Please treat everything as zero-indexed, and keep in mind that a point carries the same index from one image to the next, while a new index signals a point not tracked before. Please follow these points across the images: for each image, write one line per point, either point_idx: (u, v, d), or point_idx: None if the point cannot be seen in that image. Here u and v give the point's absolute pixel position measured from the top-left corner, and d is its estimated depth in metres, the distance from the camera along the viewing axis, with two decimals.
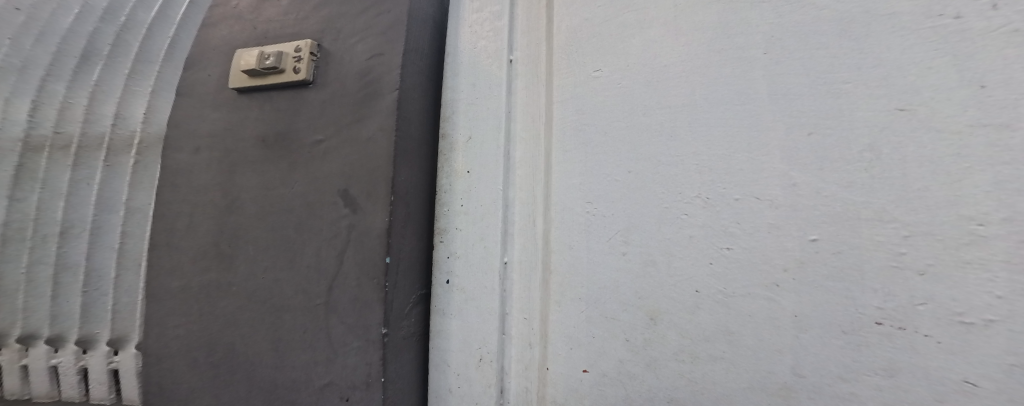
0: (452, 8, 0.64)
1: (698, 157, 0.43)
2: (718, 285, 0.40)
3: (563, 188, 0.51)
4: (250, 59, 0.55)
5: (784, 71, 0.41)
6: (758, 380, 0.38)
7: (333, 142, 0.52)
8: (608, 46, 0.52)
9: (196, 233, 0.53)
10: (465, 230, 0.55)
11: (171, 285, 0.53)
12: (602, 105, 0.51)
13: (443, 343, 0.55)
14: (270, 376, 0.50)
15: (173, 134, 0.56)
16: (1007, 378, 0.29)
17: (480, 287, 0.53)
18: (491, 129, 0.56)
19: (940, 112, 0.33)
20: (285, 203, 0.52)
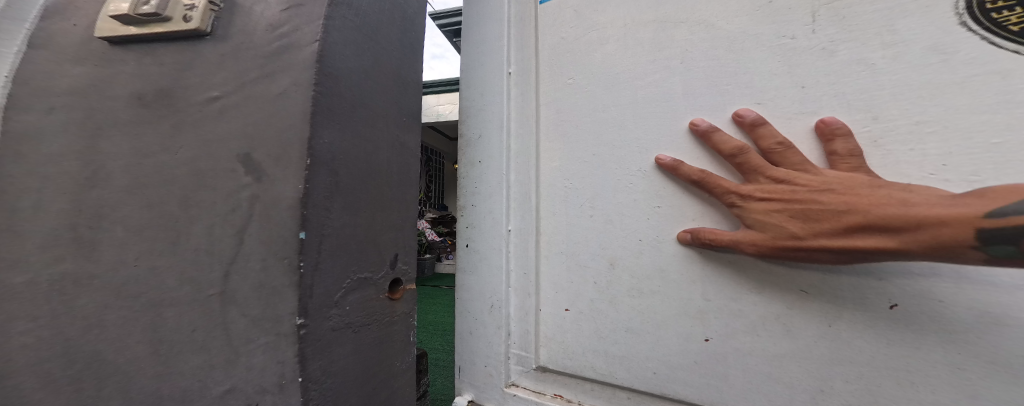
0: (478, 49, 1.20)
1: (650, 141, 0.91)
2: (654, 234, 0.88)
3: (552, 172, 1.05)
4: (124, 5, 0.48)
5: (692, 74, 0.87)
6: (684, 308, 0.84)
7: (230, 99, 0.48)
8: (577, 56, 1.04)
9: (47, 214, 0.47)
10: (478, 204, 1.15)
11: (13, 281, 0.46)
12: (572, 102, 1.03)
13: (467, 263, 1.16)
14: (152, 389, 0.45)
15: (22, 93, 0.50)
16: (811, 290, 0.72)
17: (491, 246, 1.10)
18: (494, 129, 1.13)
19: (777, 98, 0.79)
20: (166, 172, 0.46)
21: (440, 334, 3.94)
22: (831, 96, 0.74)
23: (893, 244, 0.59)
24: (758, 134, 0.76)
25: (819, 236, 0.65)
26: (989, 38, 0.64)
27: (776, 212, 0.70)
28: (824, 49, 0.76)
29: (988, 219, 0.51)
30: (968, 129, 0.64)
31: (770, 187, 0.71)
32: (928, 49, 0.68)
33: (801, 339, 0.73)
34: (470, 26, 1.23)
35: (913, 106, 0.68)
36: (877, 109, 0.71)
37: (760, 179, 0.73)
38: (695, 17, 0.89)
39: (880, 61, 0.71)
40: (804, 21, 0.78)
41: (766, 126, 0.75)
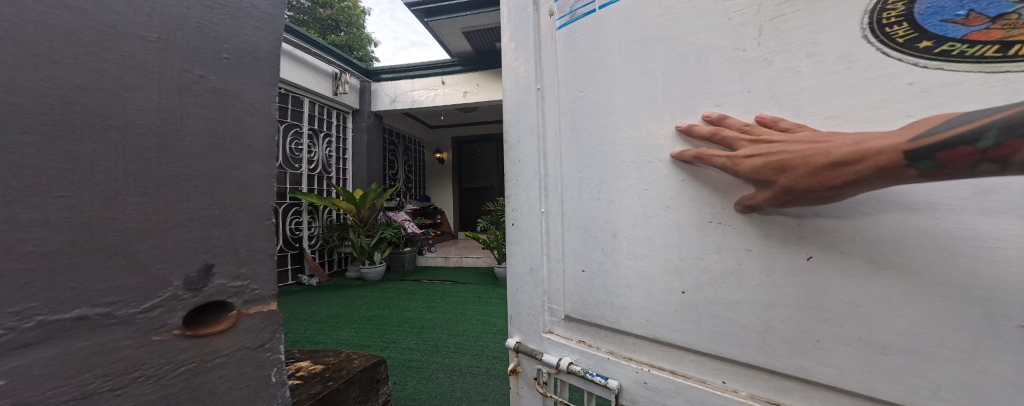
0: (511, 73, 1.56)
1: (644, 140, 1.07)
2: (644, 209, 1.08)
3: (567, 160, 1.32)
4: None
5: (670, 83, 1.02)
6: (666, 267, 1.03)
7: None
8: (581, 67, 1.26)
9: None
10: (517, 192, 1.52)
11: None
12: (581, 98, 1.26)
13: (515, 238, 1.55)
14: None
15: None
16: (756, 248, 0.87)
17: (529, 222, 1.47)
18: (528, 132, 1.45)
19: (732, 104, 0.91)
20: None
21: (417, 332, 3.74)
22: (769, 99, 0.86)
23: (854, 174, 0.68)
24: (723, 121, 0.91)
25: (801, 181, 0.74)
26: (882, 49, 0.72)
27: (764, 168, 0.80)
28: (766, 59, 0.86)
29: (915, 141, 0.61)
30: (864, 122, 0.72)
31: (754, 149, 0.82)
32: (839, 61, 0.76)
33: (760, 287, 0.86)
34: (508, 61, 1.58)
35: (825, 108, 0.77)
36: (799, 109, 0.81)
37: (742, 143, 0.85)
38: (673, 34, 1.01)
39: (805, 69, 0.80)
40: (754, 37, 0.88)
41: (728, 118, 0.90)
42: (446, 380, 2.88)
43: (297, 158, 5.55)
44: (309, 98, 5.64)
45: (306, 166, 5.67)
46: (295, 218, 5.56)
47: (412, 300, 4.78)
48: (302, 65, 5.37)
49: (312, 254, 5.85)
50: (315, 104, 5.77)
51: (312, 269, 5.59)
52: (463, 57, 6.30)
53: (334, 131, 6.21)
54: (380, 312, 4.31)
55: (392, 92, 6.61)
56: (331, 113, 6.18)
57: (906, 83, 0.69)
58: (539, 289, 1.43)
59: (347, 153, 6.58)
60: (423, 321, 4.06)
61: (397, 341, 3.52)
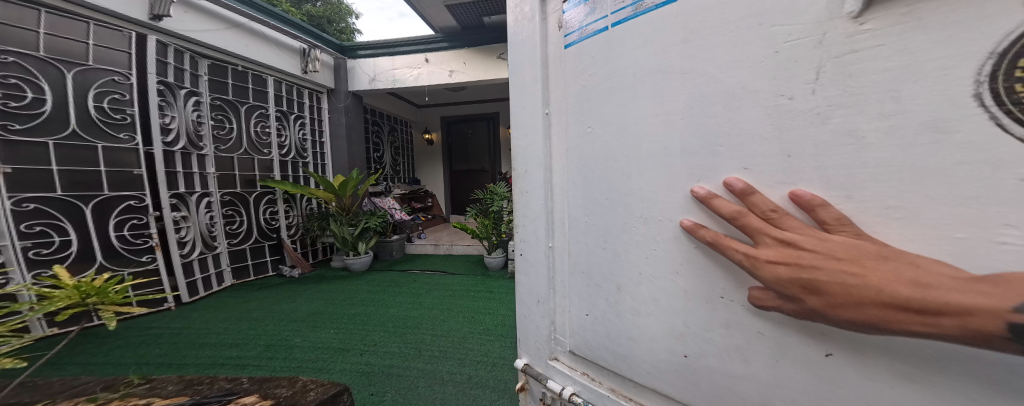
0: (518, 90, 1.41)
1: (650, 195, 0.92)
2: (650, 270, 0.95)
3: (572, 199, 1.19)
4: None
5: (687, 131, 0.83)
6: (667, 329, 0.94)
7: None
8: (588, 101, 1.09)
9: None
10: (523, 222, 1.45)
11: None
12: (587, 137, 1.09)
13: (522, 265, 1.50)
14: None
15: None
16: (765, 332, 0.75)
17: (533, 254, 1.40)
18: (534, 163, 1.34)
19: (765, 164, 0.71)
20: None
21: (400, 334, 3.57)
22: (813, 169, 0.65)
23: (920, 327, 0.52)
24: (746, 196, 0.72)
25: (843, 312, 0.58)
26: (1001, 120, 0.49)
27: (792, 282, 0.63)
28: (818, 115, 0.64)
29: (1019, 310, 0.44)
30: (936, 224, 0.54)
31: (780, 252, 0.65)
32: (928, 128, 0.54)
33: (769, 376, 0.76)
34: (517, 76, 1.41)
35: (887, 192, 0.58)
36: (851, 190, 0.61)
37: (766, 241, 0.67)
38: (697, 66, 0.80)
39: (871, 136, 0.58)
40: (806, 79, 0.65)
41: (756, 195, 0.71)
42: (425, 390, 2.70)
43: (267, 143, 5.24)
44: (274, 76, 5.30)
45: (278, 151, 5.38)
46: (272, 208, 5.31)
47: (397, 295, 4.61)
48: (266, 42, 5.01)
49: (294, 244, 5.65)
50: (282, 83, 5.43)
51: (295, 259, 5.42)
52: (448, 33, 5.76)
53: (308, 113, 5.92)
54: (362, 309, 4.14)
55: (372, 70, 6.22)
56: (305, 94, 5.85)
57: (1015, 178, 0.49)
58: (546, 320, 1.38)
59: (325, 136, 6.28)
60: (408, 319, 3.90)
61: (378, 345, 3.35)
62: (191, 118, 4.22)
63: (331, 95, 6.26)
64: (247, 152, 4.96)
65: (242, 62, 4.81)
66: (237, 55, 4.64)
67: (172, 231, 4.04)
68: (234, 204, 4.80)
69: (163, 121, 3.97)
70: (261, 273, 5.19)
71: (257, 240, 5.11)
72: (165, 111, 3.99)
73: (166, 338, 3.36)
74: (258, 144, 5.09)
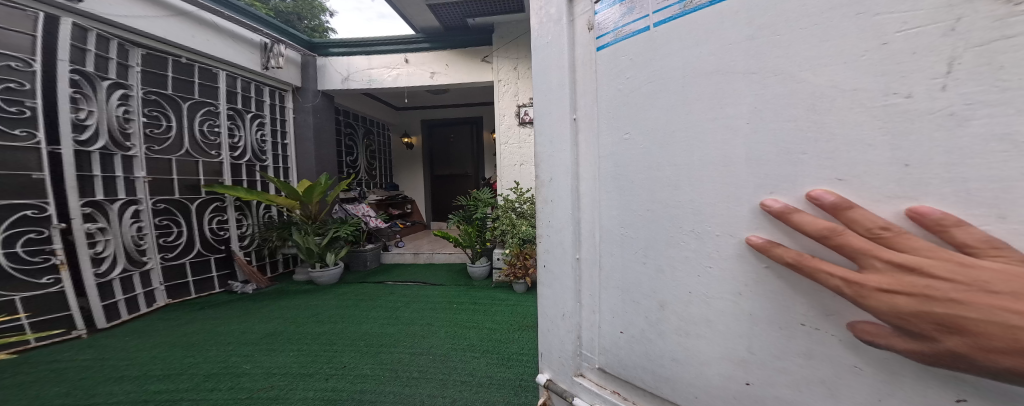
0: (542, 100, 1.41)
1: (695, 202, 0.92)
2: (704, 290, 0.94)
3: (605, 210, 1.18)
4: None
5: (759, 135, 0.79)
6: (726, 355, 0.91)
7: None
8: (628, 110, 1.08)
9: None
10: (545, 231, 1.46)
11: None
12: (628, 151, 1.08)
13: (544, 277, 1.50)
14: None
15: None
16: (865, 369, 0.70)
17: (558, 268, 1.40)
18: (560, 174, 1.33)
19: (874, 173, 0.65)
20: None
21: (373, 353, 3.31)
22: (947, 182, 0.58)
23: None
24: (842, 211, 0.67)
25: (1000, 360, 0.51)
26: None
27: (919, 317, 0.58)
28: (953, 115, 0.57)
29: None
30: None
31: (898, 280, 0.60)
32: None
33: None
34: (540, 80, 1.42)
35: None
36: (1003, 209, 0.55)
37: (874, 263, 0.62)
38: (774, 63, 0.76)
39: None
40: (932, 74, 0.59)
41: (856, 210, 0.65)
42: None
43: (215, 143, 4.77)
44: (226, 71, 4.88)
45: (228, 152, 4.92)
46: (221, 217, 4.85)
47: (370, 310, 4.30)
48: (220, 32, 4.61)
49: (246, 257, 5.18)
50: (236, 78, 5.02)
51: (248, 274, 4.97)
52: (429, 33, 5.57)
53: (270, 113, 5.52)
54: (329, 327, 3.86)
55: (345, 68, 5.90)
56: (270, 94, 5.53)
57: None
58: (567, 334, 1.39)
59: (289, 137, 5.86)
60: (382, 337, 3.62)
61: (348, 368, 3.06)
62: (115, 114, 3.76)
63: (297, 93, 5.86)
64: (189, 153, 4.49)
65: (185, 53, 4.36)
66: (180, 45, 4.21)
67: (85, 246, 3.54)
68: (170, 213, 4.32)
69: (77, 115, 3.48)
70: (205, 289, 4.71)
71: (201, 253, 4.63)
72: (81, 106, 3.50)
73: (75, 372, 2.92)
74: (203, 144, 4.63)
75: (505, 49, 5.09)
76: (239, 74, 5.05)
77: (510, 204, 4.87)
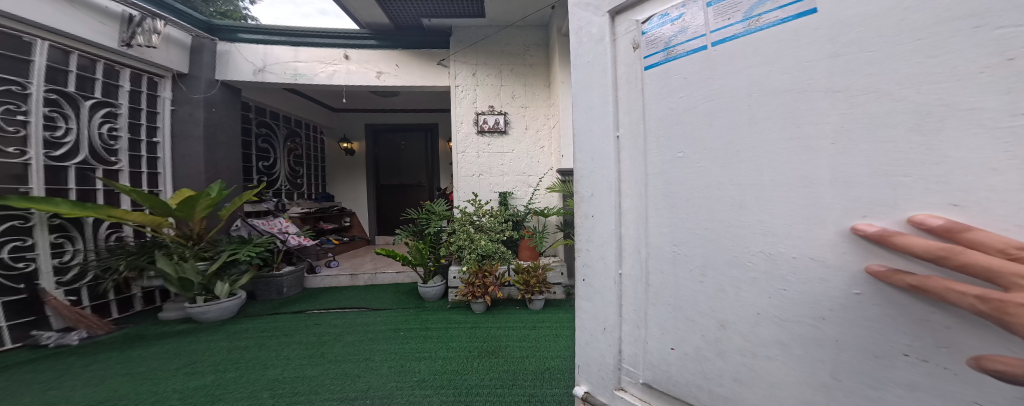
0: (578, 118, 1.28)
1: (771, 230, 0.82)
2: (776, 312, 0.82)
3: (661, 233, 1.05)
4: None
5: (843, 139, 0.71)
6: (807, 380, 0.79)
7: None
8: (690, 134, 0.97)
9: None
10: (583, 251, 1.30)
11: None
12: (687, 164, 0.98)
13: (584, 293, 1.32)
14: None
15: None
16: None
17: (602, 284, 1.23)
18: (607, 192, 1.17)
19: (998, 206, 0.56)
20: None
21: None
22: None
23: None
24: (955, 233, 0.58)
25: None
26: None
27: None
28: None
29: None
30: None
31: None
32: None
33: None
34: (580, 99, 1.28)
35: None
36: None
37: (1016, 280, 0.52)
38: (860, 78, 0.68)
39: None
40: None
41: (977, 231, 0.57)
42: None
43: (16, 136, 3.41)
44: (53, 42, 3.58)
45: (42, 149, 3.56)
46: (19, 244, 3.49)
47: (284, 349, 3.45)
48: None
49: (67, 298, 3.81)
50: (69, 52, 3.71)
51: (70, 320, 3.63)
52: (377, 30, 5.09)
53: (130, 103, 4.26)
54: (210, 380, 2.93)
55: (261, 59, 5.00)
56: (136, 80, 4.33)
57: None
58: (610, 342, 1.22)
59: (161, 134, 4.58)
60: (305, 382, 2.88)
61: None
62: None
63: (180, 81, 4.63)
64: None
65: None
66: None
67: None
68: None
69: None
70: None
71: None
72: None
73: None
74: None
75: (463, 54, 4.92)
76: (81, 51, 3.78)
77: (467, 217, 4.48)
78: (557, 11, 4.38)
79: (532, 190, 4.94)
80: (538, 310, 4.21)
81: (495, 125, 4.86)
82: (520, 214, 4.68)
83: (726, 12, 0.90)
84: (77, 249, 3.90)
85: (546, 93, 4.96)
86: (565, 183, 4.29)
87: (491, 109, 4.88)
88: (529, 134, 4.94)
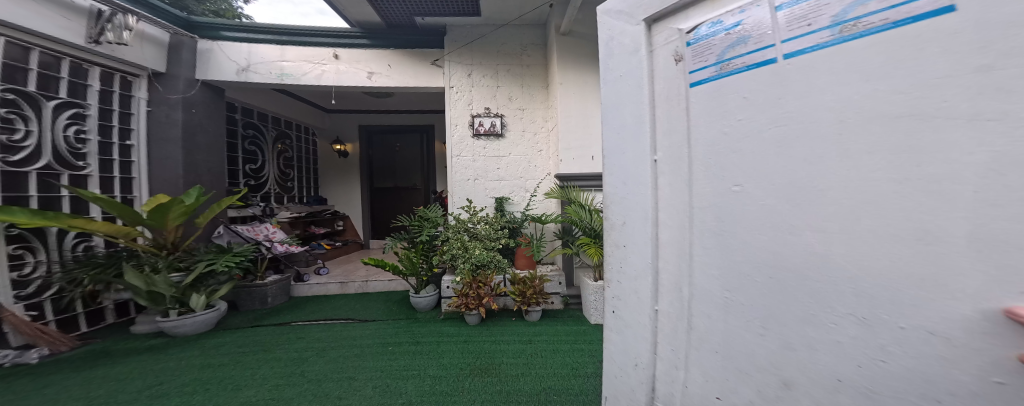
0: (614, 156, 1.49)
1: (793, 264, 0.99)
2: (867, 384, 0.88)
3: (704, 272, 1.20)
4: None
5: (988, 229, 0.71)
6: None
7: None
8: (744, 172, 1.09)
9: None
10: (621, 282, 1.49)
11: None
12: (744, 208, 1.08)
13: (613, 321, 1.54)
14: None
15: None
16: None
17: (632, 309, 1.43)
18: (648, 224, 1.35)
19: None
20: None
21: None
22: None
23: None
24: None
25: None
26: None
27: None
28: None
29: None
30: None
31: None
32: None
33: None
34: (612, 117, 1.50)
35: None
36: None
37: None
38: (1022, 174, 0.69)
39: None
40: None
41: None
42: None
43: None
44: (9, 37, 3.35)
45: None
46: None
47: (262, 365, 3.22)
48: None
49: (27, 313, 3.54)
50: (29, 49, 3.49)
51: (27, 337, 3.35)
52: (368, 29, 4.88)
53: (100, 104, 4.03)
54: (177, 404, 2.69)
55: (244, 57, 4.77)
56: (108, 80, 4.10)
57: None
58: (639, 369, 1.40)
59: (135, 137, 4.35)
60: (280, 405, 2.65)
61: None
62: None
63: (155, 80, 4.42)
64: None
65: None
66: None
67: None
68: None
69: None
70: None
71: None
72: None
73: None
74: None
75: (457, 54, 4.72)
76: (42, 47, 3.55)
77: (462, 224, 4.27)
78: (555, 9, 4.22)
79: (528, 195, 4.74)
80: (535, 322, 4.00)
81: (491, 128, 4.67)
82: (517, 221, 4.48)
83: (794, 15, 0.99)
84: (39, 260, 3.66)
85: (543, 94, 4.79)
86: (563, 188, 4.09)
87: (486, 111, 4.69)
88: (526, 137, 4.76)
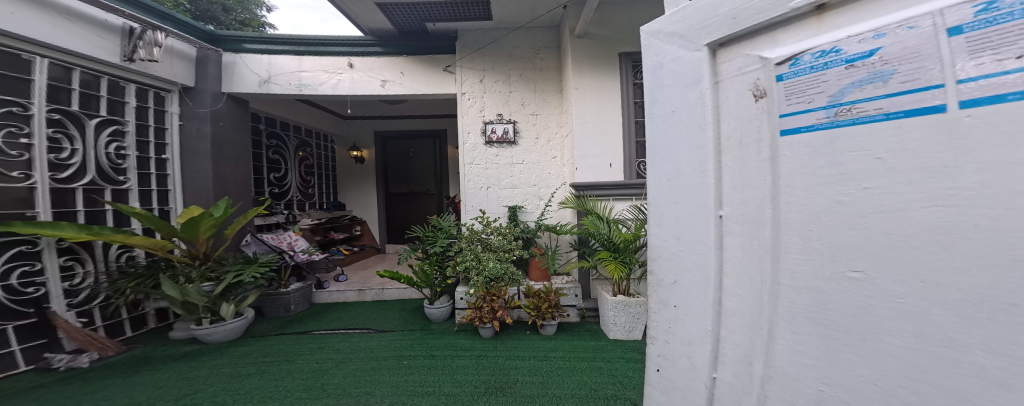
0: (668, 206, 1.39)
1: (944, 380, 0.84)
2: None
3: (791, 354, 1.08)
4: None
5: None
6: None
7: None
8: (862, 256, 0.94)
9: None
10: (671, 342, 1.41)
11: None
12: (865, 300, 0.94)
13: (654, 377, 1.48)
14: None
15: None
16: None
17: (680, 371, 1.36)
18: (710, 287, 1.26)
19: None
20: None
21: None
22: None
23: None
24: None
25: None
26: None
27: None
28: None
29: None
30: None
31: None
32: None
33: None
34: (659, 160, 1.43)
35: None
36: None
37: None
38: None
39: None
40: None
41: None
42: None
43: (20, 160, 3.37)
44: (51, 59, 3.54)
45: (47, 172, 3.53)
46: (28, 269, 3.52)
47: (284, 377, 3.33)
48: (47, 13, 3.33)
49: (77, 320, 3.82)
50: (70, 69, 3.69)
51: (80, 342, 3.64)
52: (380, 36, 4.88)
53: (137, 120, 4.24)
54: None
55: (266, 69, 4.87)
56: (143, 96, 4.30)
57: None
58: None
59: (170, 151, 4.57)
60: None
61: None
62: None
63: (186, 95, 4.62)
64: None
65: None
66: None
67: None
68: None
69: None
70: None
71: None
72: None
73: None
74: None
75: (468, 59, 4.62)
76: (81, 67, 3.74)
77: (475, 234, 4.23)
78: (569, 10, 4.01)
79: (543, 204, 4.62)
80: (550, 336, 3.90)
81: (504, 135, 4.56)
82: (530, 230, 4.37)
83: (984, 40, 0.80)
84: (87, 271, 3.94)
85: (557, 99, 4.62)
86: (578, 198, 3.92)
87: (499, 117, 4.57)
88: (540, 143, 4.62)
